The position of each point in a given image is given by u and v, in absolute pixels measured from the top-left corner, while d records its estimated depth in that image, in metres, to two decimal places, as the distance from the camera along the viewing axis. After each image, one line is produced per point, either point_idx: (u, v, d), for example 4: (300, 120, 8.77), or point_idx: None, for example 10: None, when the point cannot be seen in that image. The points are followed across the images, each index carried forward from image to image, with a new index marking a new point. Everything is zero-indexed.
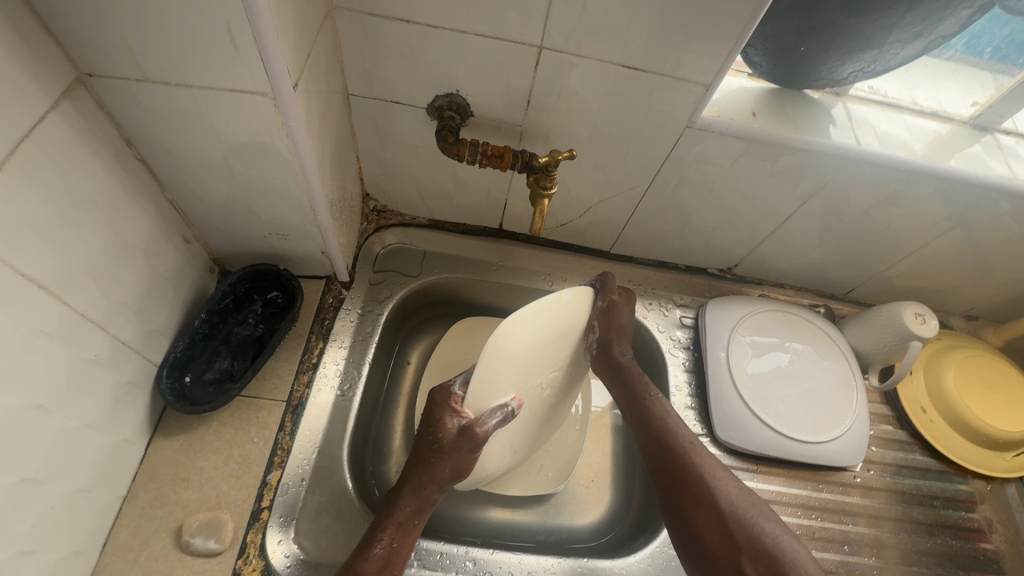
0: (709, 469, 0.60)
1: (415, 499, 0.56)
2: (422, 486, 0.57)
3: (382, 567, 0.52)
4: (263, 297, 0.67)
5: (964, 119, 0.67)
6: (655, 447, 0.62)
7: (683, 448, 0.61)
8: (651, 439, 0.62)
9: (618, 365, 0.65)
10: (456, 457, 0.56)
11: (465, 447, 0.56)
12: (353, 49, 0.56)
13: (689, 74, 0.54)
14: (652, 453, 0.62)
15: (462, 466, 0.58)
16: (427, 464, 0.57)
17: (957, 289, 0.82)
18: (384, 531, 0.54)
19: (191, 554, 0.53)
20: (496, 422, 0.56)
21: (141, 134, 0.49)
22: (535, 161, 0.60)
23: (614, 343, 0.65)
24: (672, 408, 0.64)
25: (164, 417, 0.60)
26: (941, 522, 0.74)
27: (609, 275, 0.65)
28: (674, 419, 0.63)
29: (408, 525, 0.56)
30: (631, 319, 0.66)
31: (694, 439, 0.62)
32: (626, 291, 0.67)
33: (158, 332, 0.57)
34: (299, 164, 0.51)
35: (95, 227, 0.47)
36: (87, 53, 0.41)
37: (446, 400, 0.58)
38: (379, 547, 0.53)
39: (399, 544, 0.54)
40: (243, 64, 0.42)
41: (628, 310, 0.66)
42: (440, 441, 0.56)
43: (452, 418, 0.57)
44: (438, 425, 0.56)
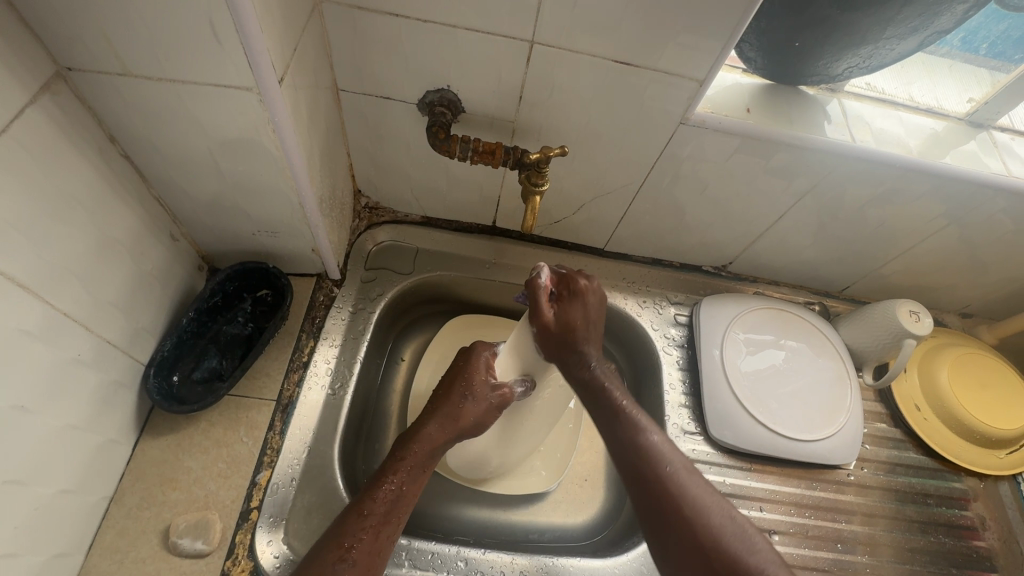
0: (689, 484, 0.50)
1: (430, 443, 0.56)
2: (436, 434, 0.57)
3: (389, 509, 0.50)
4: (253, 295, 0.66)
5: (959, 115, 0.66)
6: (627, 462, 0.52)
7: (659, 461, 0.51)
8: (624, 455, 0.53)
9: (584, 381, 0.58)
10: (482, 408, 0.60)
11: (494, 400, 0.60)
12: (341, 44, 0.55)
13: (682, 70, 0.53)
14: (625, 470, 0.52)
15: (484, 422, 0.60)
16: (452, 409, 0.59)
17: (951, 287, 0.82)
18: (395, 473, 0.53)
19: (179, 555, 0.53)
20: (521, 389, 0.62)
21: (124, 130, 0.48)
22: (526, 157, 0.59)
23: (572, 361, 0.59)
24: (647, 420, 0.55)
25: (151, 416, 0.59)
26: (935, 520, 0.74)
27: (540, 280, 0.59)
28: (648, 429, 0.54)
29: (418, 470, 0.54)
30: (587, 322, 0.59)
31: (674, 450, 0.53)
32: (569, 296, 0.59)
33: (145, 331, 0.56)
34: (286, 161, 0.51)
35: (78, 224, 0.46)
36: (66, 47, 0.40)
37: (481, 357, 0.63)
38: (389, 487, 0.52)
39: (408, 485, 0.53)
40: (227, 58, 0.41)
41: (574, 312, 0.59)
42: (473, 388, 0.60)
43: (486, 374, 0.61)
44: (472, 375, 0.61)
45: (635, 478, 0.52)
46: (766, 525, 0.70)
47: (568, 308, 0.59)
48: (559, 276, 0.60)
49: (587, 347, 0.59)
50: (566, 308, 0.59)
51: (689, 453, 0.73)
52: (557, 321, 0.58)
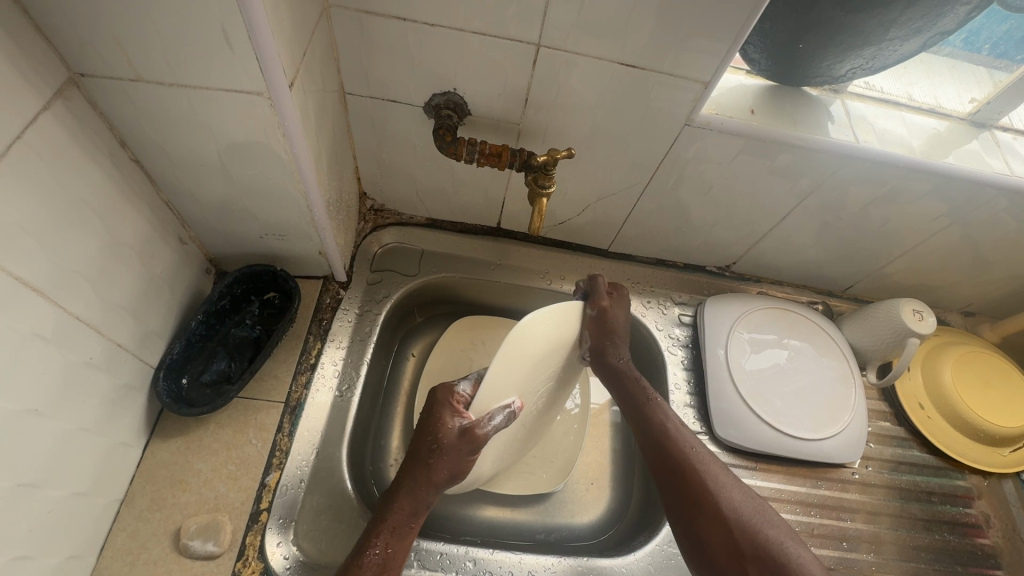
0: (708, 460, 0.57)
1: (410, 501, 0.54)
2: (416, 489, 0.55)
3: (376, 573, 0.51)
4: (260, 298, 0.67)
5: (963, 115, 0.67)
6: (653, 448, 0.58)
7: (680, 441, 0.58)
8: (648, 441, 0.59)
9: (612, 371, 0.63)
10: (454, 457, 0.55)
11: (465, 447, 0.55)
12: (349, 48, 0.55)
13: (688, 72, 0.54)
14: (652, 454, 0.58)
15: (461, 467, 0.57)
16: (423, 467, 0.55)
17: (953, 286, 0.82)
18: (379, 536, 0.52)
19: (190, 557, 0.53)
20: (496, 424, 0.55)
21: (135, 135, 0.48)
22: (533, 160, 0.60)
23: (608, 348, 0.64)
24: (666, 405, 0.61)
25: (161, 419, 0.59)
26: (939, 518, 0.75)
27: (597, 277, 0.67)
28: (668, 413, 0.60)
29: (403, 529, 0.54)
30: (627, 321, 0.66)
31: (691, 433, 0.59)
32: (615, 296, 0.67)
33: (155, 334, 0.56)
34: (295, 165, 0.51)
35: (89, 228, 0.46)
36: (80, 53, 0.40)
37: (447, 401, 0.57)
38: (374, 552, 0.52)
39: (394, 547, 0.53)
40: (238, 64, 0.41)
41: (619, 309, 0.66)
42: (440, 441, 0.55)
43: (452, 418, 0.56)
44: (439, 426, 0.55)
45: (666, 473, 0.57)
46: None
47: (614, 307, 0.66)
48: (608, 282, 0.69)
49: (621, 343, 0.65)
50: (614, 305, 0.66)
51: None
52: (606, 312, 0.65)
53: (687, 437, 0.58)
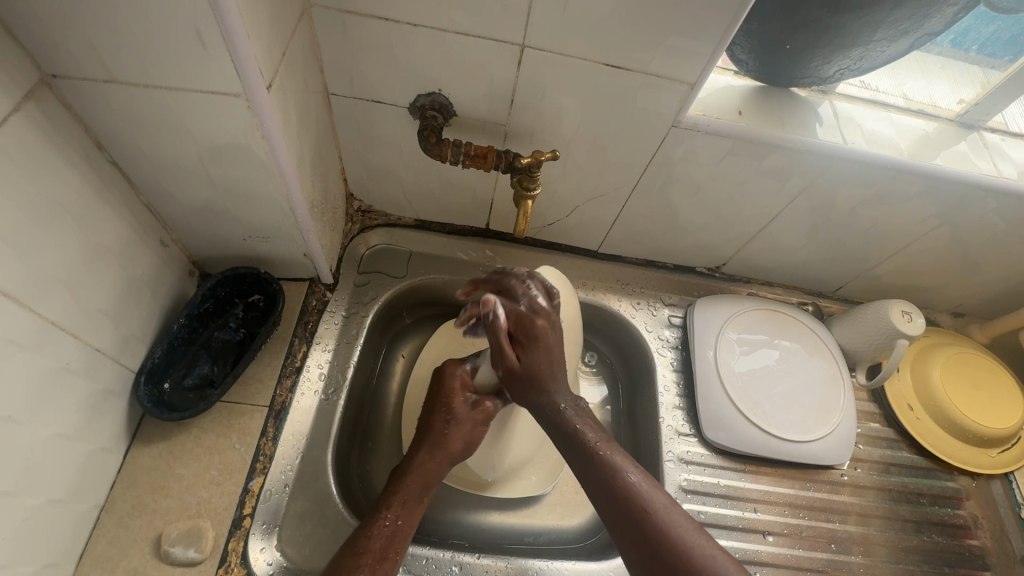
0: (673, 520, 0.49)
1: (422, 475, 0.57)
2: (427, 462, 0.58)
3: (386, 544, 0.51)
4: (245, 300, 0.66)
5: (951, 115, 0.66)
6: (613, 512, 0.51)
7: (640, 501, 0.50)
8: (605, 504, 0.51)
9: (552, 426, 0.56)
10: (468, 427, 0.61)
11: (478, 418, 0.62)
12: (330, 47, 0.55)
13: (674, 73, 0.53)
14: (612, 520, 0.51)
15: (474, 439, 0.62)
16: (437, 436, 0.60)
17: (943, 287, 0.82)
18: (390, 508, 0.54)
19: (172, 563, 0.53)
20: (503, 398, 0.63)
21: (111, 136, 0.47)
22: (518, 161, 0.59)
23: (540, 400, 0.57)
24: (621, 456, 0.53)
25: (143, 423, 0.59)
26: (928, 519, 0.75)
27: (498, 323, 0.57)
28: (625, 467, 0.52)
29: (413, 502, 0.55)
30: (549, 361, 0.57)
31: (653, 488, 0.52)
32: (528, 340, 0.57)
33: (136, 338, 0.56)
34: (277, 167, 0.50)
35: (65, 231, 0.46)
36: (52, 54, 0.40)
37: (456, 377, 0.64)
38: (384, 522, 0.52)
39: (404, 518, 0.54)
40: (213, 64, 0.40)
41: (536, 355, 0.57)
42: (453, 411, 0.61)
43: (464, 393, 0.63)
44: (451, 398, 0.62)
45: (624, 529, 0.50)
46: (760, 526, 0.70)
47: (531, 351, 0.57)
48: (517, 317, 0.58)
49: (556, 390, 0.57)
50: (528, 351, 0.57)
51: (683, 455, 0.73)
52: (523, 365, 0.57)
53: (648, 494, 0.51)
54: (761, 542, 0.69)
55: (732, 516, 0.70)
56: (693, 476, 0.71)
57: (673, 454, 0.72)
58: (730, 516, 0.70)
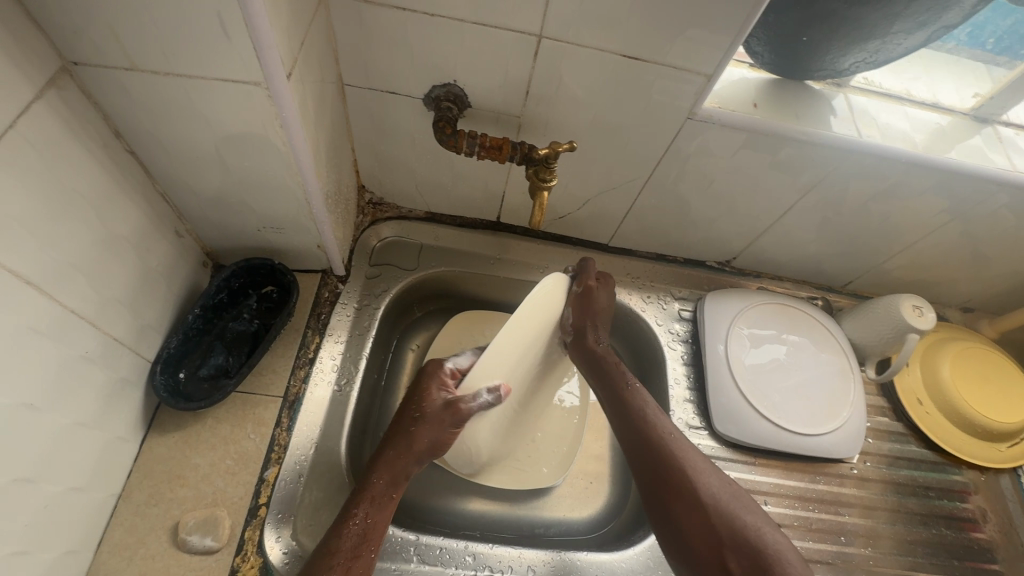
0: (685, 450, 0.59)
1: (389, 471, 0.58)
2: (395, 459, 0.59)
3: (358, 543, 0.52)
4: (258, 291, 0.66)
5: (966, 109, 0.67)
6: (642, 454, 0.59)
7: (661, 435, 0.60)
8: (637, 448, 0.60)
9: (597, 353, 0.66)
10: (434, 428, 0.62)
11: (447, 419, 0.63)
12: (346, 37, 0.55)
13: (691, 64, 0.53)
14: (637, 454, 0.60)
15: (442, 440, 0.63)
16: (404, 436, 0.61)
17: (954, 282, 0.82)
18: (359, 506, 0.54)
19: (189, 552, 0.53)
20: (479, 402, 0.65)
21: (130, 125, 0.47)
22: (535, 153, 0.59)
23: (589, 332, 0.67)
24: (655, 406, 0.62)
25: (158, 413, 0.59)
26: (936, 512, 0.75)
27: (590, 263, 0.70)
28: (657, 417, 0.61)
29: (383, 498, 0.56)
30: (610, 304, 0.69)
31: (668, 422, 0.62)
32: (603, 282, 0.70)
33: (152, 328, 0.56)
34: (294, 157, 0.50)
35: (85, 221, 0.46)
36: (74, 43, 0.40)
37: (434, 375, 0.67)
38: (355, 521, 0.53)
39: (375, 516, 0.54)
40: (234, 52, 0.40)
41: (604, 295, 0.69)
42: (423, 410, 0.63)
43: (438, 391, 0.65)
44: (425, 396, 0.65)
45: (652, 466, 0.58)
46: (770, 518, 0.70)
47: (597, 293, 0.68)
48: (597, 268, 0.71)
49: (601, 330, 0.68)
50: (599, 289, 0.69)
51: None
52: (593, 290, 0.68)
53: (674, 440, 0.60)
54: None
55: None
56: None
57: None
58: None
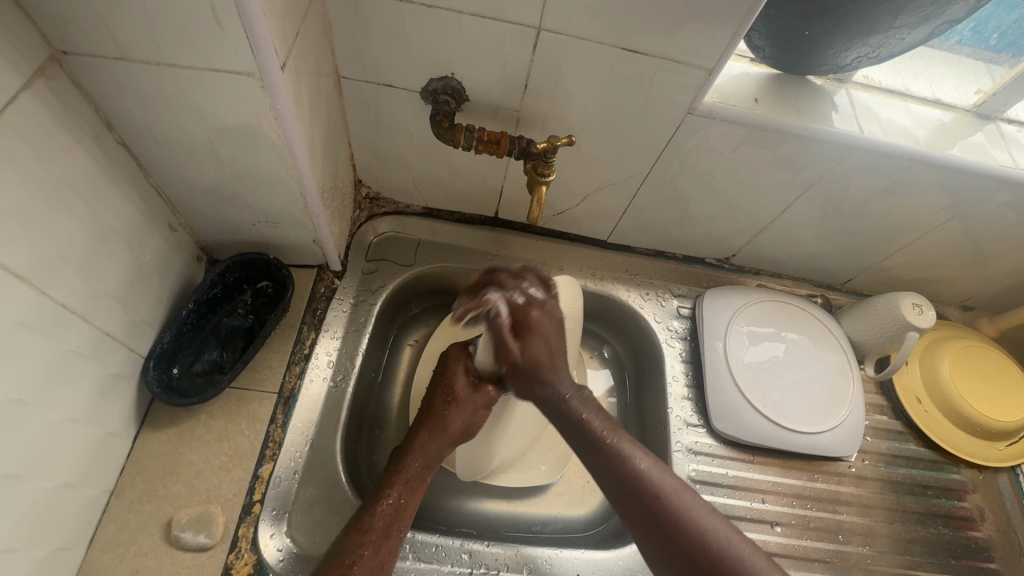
0: (685, 506, 0.47)
1: (423, 454, 0.57)
2: (428, 442, 0.58)
3: (390, 522, 0.51)
4: (253, 287, 0.65)
5: (968, 106, 0.66)
6: (638, 520, 0.48)
7: (648, 486, 0.48)
8: (618, 494, 0.49)
9: (558, 415, 0.55)
10: (469, 410, 0.61)
11: (479, 401, 0.61)
12: (342, 29, 0.54)
13: (692, 58, 0.53)
14: (636, 523, 0.48)
15: (473, 424, 0.61)
16: (438, 418, 0.60)
17: (954, 280, 0.82)
18: (393, 486, 0.53)
19: (182, 548, 0.52)
20: (508, 383, 0.63)
21: (120, 116, 0.46)
22: (533, 147, 0.58)
23: (542, 394, 0.56)
24: (629, 441, 0.51)
25: (152, 409, 0.58)
26: (934, 511, 0.75)
27: (498, 315, 0.58)
28: (633, 454, 0.50)
29: (416, 480, 0.55)
30: (549, 351, 0.57)
31: (663, 471, 0.49)
32: (524, 331, 0.57)
33: (145, 323, 0.55)
34: (289, 150, 0.50)
35: (75, 213, 0.45)
36: (63, 31, 0.39)
37: (461, 359, 0.63)
38: (388, 501, 0.52)
39: (406, 499, 0.53)
40: (227, 42, 0.40)
41: (535, 347, 0.57)
42: (455, 393, 0.60)
43: (467, 375, 0.62)
44: (454, 380, 0.61)
45: (639, 518, 0.48)
46: (768, 516, 0.70)
47: (531, 343, 0.57)
48: (513, 308, 0.58)
49: (557, 379, 0.56)
50: (527, 342, 0.57)
51: (692, 446, 0.73)
52: (522, 356, 0.57)
53: (658, 480, 0.49)
54: (768, 532, 0.69)
55: (740, 507, 0.70)
56: (701, 467, 0.71)
57: (682, 444, 0.72)
58: (738, 506, 0.70)
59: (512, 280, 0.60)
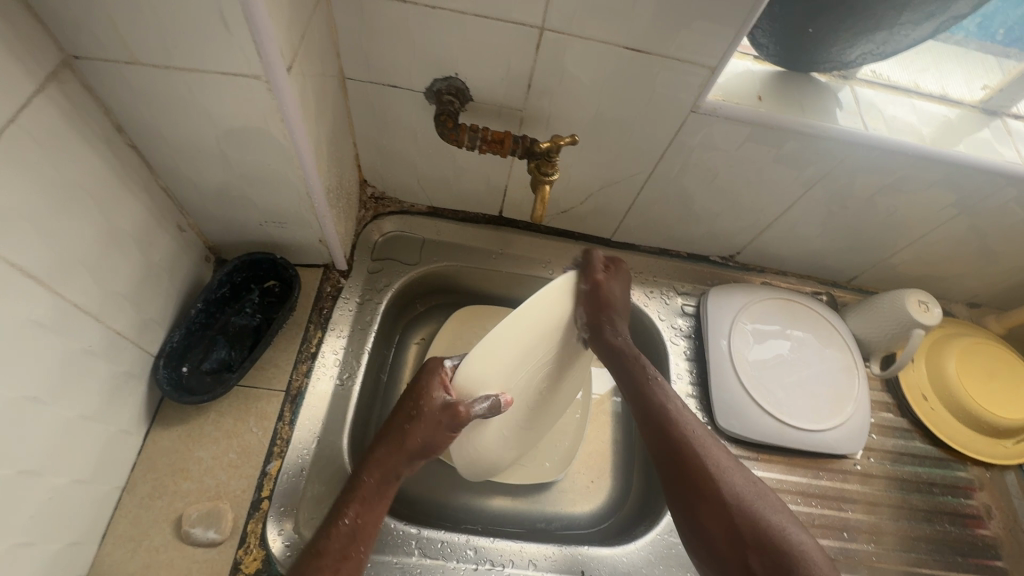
0: (713, 456, 0.51)
1: (380, 470, 0.54)
2: (386, 457, 0.55)
3: (347, 544, 0.49)
4: (260, 286, 0.66)
5: (974, 102, 0.65)
6: (670, 462, 0.52)
7: (681, 426, 0.53)
8: (651, 430, 0.54)
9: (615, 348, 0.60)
10: (432, 428, 0.56)
11: (444, 420, 0.56)
12: (347, 30, 0.54)
13: (695, 56, 0.53)
14: (659, 455, 0.53)
15: (437, 444, 0.57)
16: (398, 433, 0.56)
17: (960, 277, 0.81)
18: (350, 506, 0.51)
19: (193, 544, 0.53)
20: (480, 408, 0.56)
21: (130, 119, 0.47)
22: (536, 146, 0.59)
23: (607, 326, 0.61)
24: (669, 386, 0.57)
25: (162, 406, 0.59)
26: (940, 509, 0.74)
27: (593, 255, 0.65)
28: (669, 396, 0.56)
29: (374, 499, 0.52)
30: (624, 296, 0.64)
31: (695, 419, 0.55)
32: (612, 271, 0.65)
33: (154, 321, 0.56)
34: (295, 151, 0.50)
35: (87, 213, 0.46)
36: (73, 35, 0.39)
37: (434, 374, 0.59)
38: (346, 521, 0.50)
39: (365, 518, 0.51)
40: (235, 46, 0.40)
41: (615, 286, 0.64)
42: (421, 409, 0.57)
43: (438, 391, 0.58)
44: (422, 395, 0.58)
45: (668, 458, 0.52)
46: None
47: (613, 282, 0.64)
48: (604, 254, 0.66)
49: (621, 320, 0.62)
50: (611, 279, 0.64)
51: None
52: (601, 286, 0.63)
53: (690, 422, 0.54)
54: None
55: None
56: None
57: None
58: None
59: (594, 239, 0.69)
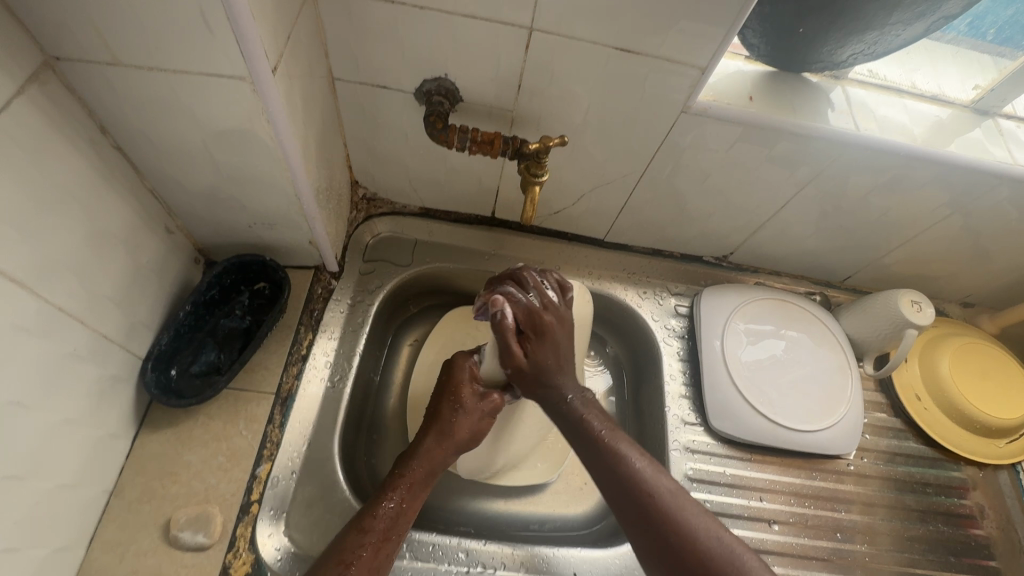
0: (682, 513, 0.50)
1: (428, 460, 0.56)
2: (433, 449, 0.57)
3: (389, 526, 0.51)
4: (250, 288, 0.66)
5: (965, 102, 0.65)
6: (641, 525, 0.50)
7: (645, 487, 0.51)
8: (615, 494, 0.52)
9: (563, 418, 0.58)
10: (475, 417, 0.60)
11: (485, 409, 0.60)
12: (335, 30, 0.54)
13: (685, 56, 0.52)
14: (628, 520, 0.51)
15: (480, 431, 0.60)
16: (445, 424, 0.58)
17: (953, 277, 0.81)
18: (395, 490, 0.53)
19: (181, 548, 0.53)
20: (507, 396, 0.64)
21: (114, 120, 0.47)
22: (525, 148, 0.58)
23: (546, 399, 0.59)
24: (627, 444, 0.54)
25: (150, 410, 0.59)
26: (934, 509, 0.74)
27: (505, 318, 0.58)
28: (630, 456, 0.53)
29: (419, 486, 0.54)
30: (554, 355, 0.59)
31: (660, 473, 0.52)
32: (538, 335, 0.58)
33: (142, 324, 0.56)
34: (282, 153, 0.50)
35: (71, 215, 0.45)
36: (54, 36, 0.39)
37: (465, 368, 0.63)
38: (389, 505, 0.52)
39: (408, 502, 0.53)
40: (218, 46, 0.40)
41: (544, 352, 0.58)
42: (462, 401, 0.60)
43: (472, 384, 0.62)
44: (460, 387, 0.61)
45: (637, 521, 0.51)
46: (766, 514, 0.70)
47: (538, 349, 0.58)
48: (528, 312, 0.59)
49: (562, 382, 0.58)
50: (536, 347, 0.58)
51: (689, 444, 0.73)
52: (529, 361, 0.58)
53: (654, 480, 0.52)
54: (766, 530, 0.69)
55: (737, 505, 0.70)
56: (698, 465, 0.71)
57: (679, 443, 0.72)
58: (735, 505, 0.70)
59: (533, 278, 0.62)
